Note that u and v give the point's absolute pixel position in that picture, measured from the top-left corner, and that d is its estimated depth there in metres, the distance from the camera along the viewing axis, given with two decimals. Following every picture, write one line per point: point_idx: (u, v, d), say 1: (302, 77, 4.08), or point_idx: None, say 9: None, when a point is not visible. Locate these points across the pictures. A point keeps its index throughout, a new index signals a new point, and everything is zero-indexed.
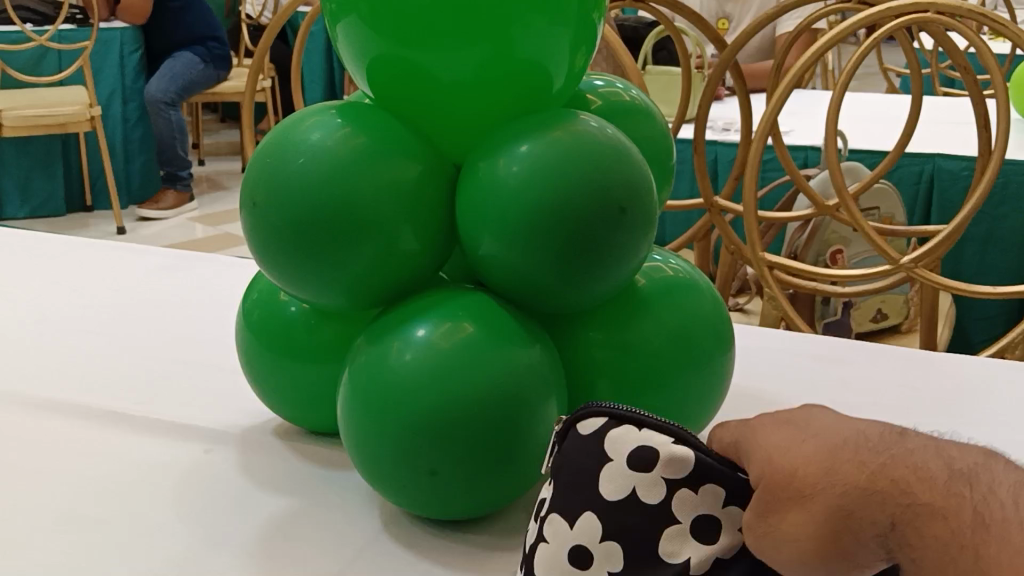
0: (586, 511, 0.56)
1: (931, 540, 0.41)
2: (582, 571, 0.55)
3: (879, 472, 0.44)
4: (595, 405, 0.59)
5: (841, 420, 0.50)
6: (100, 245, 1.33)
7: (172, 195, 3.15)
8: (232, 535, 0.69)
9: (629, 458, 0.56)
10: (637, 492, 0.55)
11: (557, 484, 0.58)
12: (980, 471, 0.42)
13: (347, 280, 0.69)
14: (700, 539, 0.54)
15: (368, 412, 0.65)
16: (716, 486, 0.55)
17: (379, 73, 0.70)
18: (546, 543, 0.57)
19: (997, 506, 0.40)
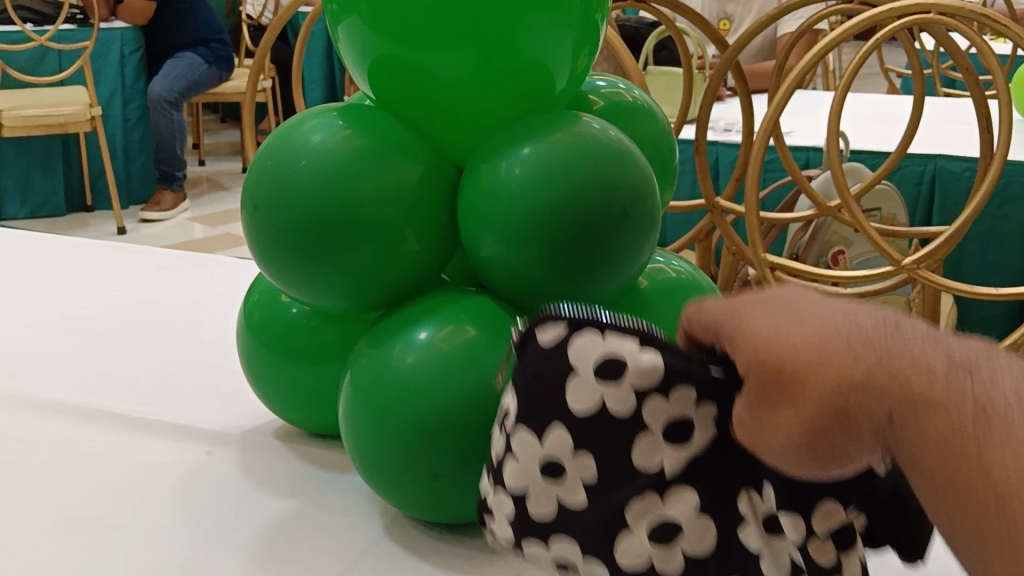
0: (555, 425, 0.49)
1: (940, 444, 0.32)
2: (555, 483, 0.50)
3: (877, 364, 0.35)
4: (553, 312, 0.51)
5: (825, 299, 0.39)
6: (101, 245, 1.33)
7: (172, 197, 3.14)
8: (232, 538, 0.68)
9: (595, 366, 0.48)
10: (606, 403, 0.48)
11: (518, 394, 0.51)
12: (984, 360, 0.33)
13: (348, 282, 0.69)
14: (671, 440, 0.48)
15: (369, 415, 0.65)
16: (688, 388, 0.48)
17: (380, 75, 0.70)
18: (514, 460, 0.51)
19: (1005, 399, 0.32)
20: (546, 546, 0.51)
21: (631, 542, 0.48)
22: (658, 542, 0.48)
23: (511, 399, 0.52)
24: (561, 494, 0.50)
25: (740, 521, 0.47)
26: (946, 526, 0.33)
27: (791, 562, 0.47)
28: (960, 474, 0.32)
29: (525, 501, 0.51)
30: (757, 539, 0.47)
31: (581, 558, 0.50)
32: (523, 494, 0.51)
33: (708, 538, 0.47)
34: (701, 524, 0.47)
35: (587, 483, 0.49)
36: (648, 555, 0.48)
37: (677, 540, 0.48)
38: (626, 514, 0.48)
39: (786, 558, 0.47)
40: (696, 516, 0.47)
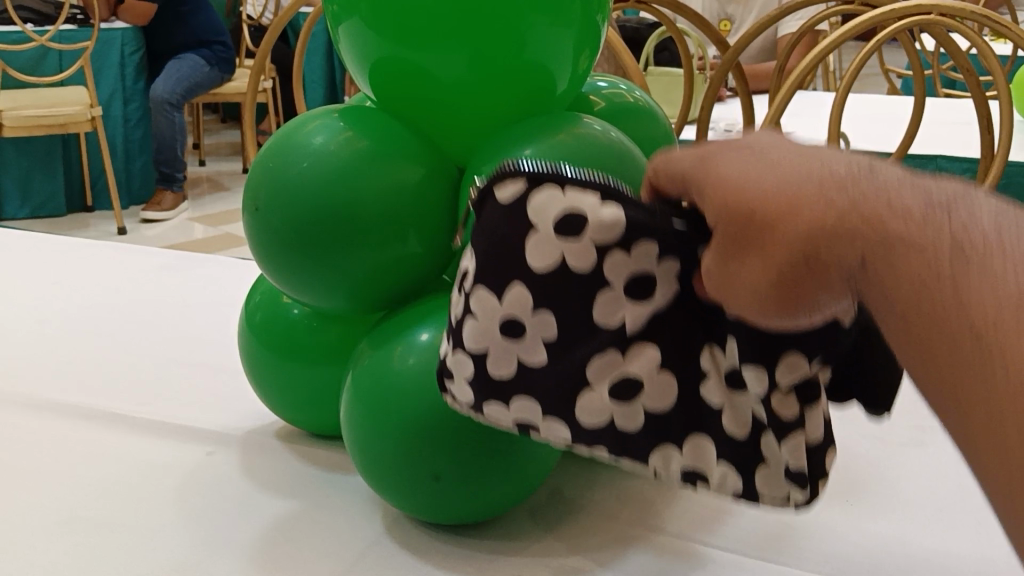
0: (514, 282, 0.52)
1: (909, 281, 0.35)
2: (514, 341, 0.54)
3: (850, 205, 0.37)
4: (512, 168, 0.52)
5: (800, 146, 0.41)
6: (102, 246, 1.33)
7: (172, 198, 3.13)
8: (232, 538, 0.68)
9: (556, 222, 0.51)
10: (566, 259, 0.51)
11: (477, 253, 0.53)
12: (960, 201, 0.36)
13: (348, 284, 0.69)
14: (631, 296, 0.51)
15: (370, 416, 0.65)
16: (650, 243, 0.50)
17: (381, 76, 0.70)
18: (472, 318, 0.54)
19: (978, 235, 0.35)
20: (505, 408, 0.55)
21: (592, 397, 0.53)
22: (617, 396, 0.53)
23: (468, 261, 0.55)
24: (520, 352, 0.54)
25: (704, 377, 0.53)
26: (909, 358, 0.36)
27: (752, 416, 0.53)
28: (930, 306, 0.35)
29: (484, 360, 0.54)
30: (718, 394, 0.53)
31: (541, 418, 0.54)
32: (483, 354, 0.54)
33: (669, 396, 0.53)
34: (663, 381, 0.53)
35: (548, 340, 0.53)
36: (609, 411, 0.53)
37: (639, 396, 0.53)
38: (589, 373, 0.53)
39: (748, 413, 0.53)
40: (658, 372, 0.52)
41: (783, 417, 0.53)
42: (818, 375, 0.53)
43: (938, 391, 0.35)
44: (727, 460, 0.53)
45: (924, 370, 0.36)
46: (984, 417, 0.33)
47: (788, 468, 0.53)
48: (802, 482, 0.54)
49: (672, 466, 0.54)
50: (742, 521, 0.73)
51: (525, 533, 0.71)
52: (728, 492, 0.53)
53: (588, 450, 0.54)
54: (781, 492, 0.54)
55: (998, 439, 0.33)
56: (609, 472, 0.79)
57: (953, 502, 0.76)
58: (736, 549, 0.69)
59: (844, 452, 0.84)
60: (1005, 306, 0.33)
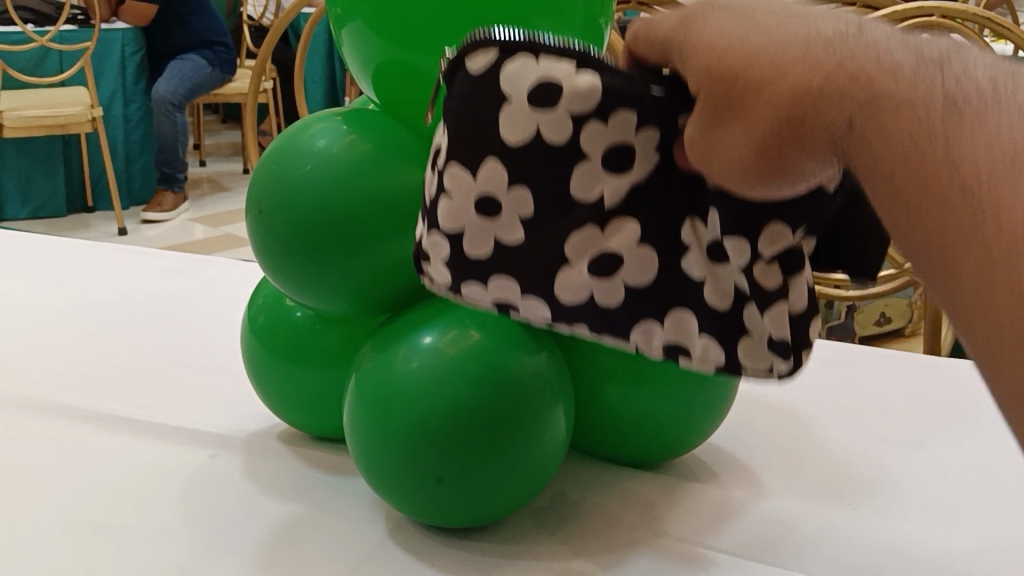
0: (490, 159, 0.54)
1: (896, 137, 0.38)
2: (489, 220, 0.56)
3: (837, 65, 0.40)
4: (482, 37, 0.53)
5: (793, 11, 0.44)
6: (104, 248, 1.33)
7: (172, 198, 3.13)
8: (237, 541, 0.68)
9: (529, 92, 0.52)
10: (541, 133, 0.53)
11: (451, 127, 0.55)
12: (947, 58, 0.39)
13: (352, 288, 0.69)
14: (608, 168, 0.53)
15: (374, 420, 0.65)
16: (629, 112, 0.52)
17: (384, 79, 0.70)
18: (448, 197, 0.56)
19: (964, 87, 0.38)
20: (484, 288, 0.57)
21: (571, 273, 0.55)
22: (595, 271, 0.55)
23: (444, 136, 0.57)
24: (498, 231, 0.56)
25: (684, 250, 0.55)
26: (889, 213, 0.40)
27: (734, 288, 0.56)
28: (912, 160, 0.38)
29: (461, 239, 0.57)
30: (700, 267, 0.55)
31: (520, 297, 0.56)
32: (459, 233, 0.57)
33: (649, 271, 0.55)
34: (642, 256, 0.55)
35: (524, 218, 0.55)
36: (589, 286, 0.55)
37: (617, 271, 0.55)
38: (568, 249, 0.55)
39: (730, 284, 0.56)
40: (637, 246, 0.54)
41: (764, 288, 0.57)
42: (800, 246, 0.58)
43: (915, 243, 0.38)
44: (708, 333, 0.56)
45: (904, 224, 0.39)
46: (958, 250, 0.36)
47: (769, 338, 0.58)
48: (784, 351, 0.59)
49: (653, 341, 0.56)
50: (746, 524, 0.73)
51: (528, 536, 0.71)
52: (710, 365, 0.56)
53: (569, 327, 0.56)
54: (764, 363, 0.58)
55: (975, 277, 0.36)
56: (613, 475, 0.79)
57: (958, 504, 0.76)
58: (740, 552, 0.69)
59: (848, 455, 0.84)
60: (994, 157, 0.36)
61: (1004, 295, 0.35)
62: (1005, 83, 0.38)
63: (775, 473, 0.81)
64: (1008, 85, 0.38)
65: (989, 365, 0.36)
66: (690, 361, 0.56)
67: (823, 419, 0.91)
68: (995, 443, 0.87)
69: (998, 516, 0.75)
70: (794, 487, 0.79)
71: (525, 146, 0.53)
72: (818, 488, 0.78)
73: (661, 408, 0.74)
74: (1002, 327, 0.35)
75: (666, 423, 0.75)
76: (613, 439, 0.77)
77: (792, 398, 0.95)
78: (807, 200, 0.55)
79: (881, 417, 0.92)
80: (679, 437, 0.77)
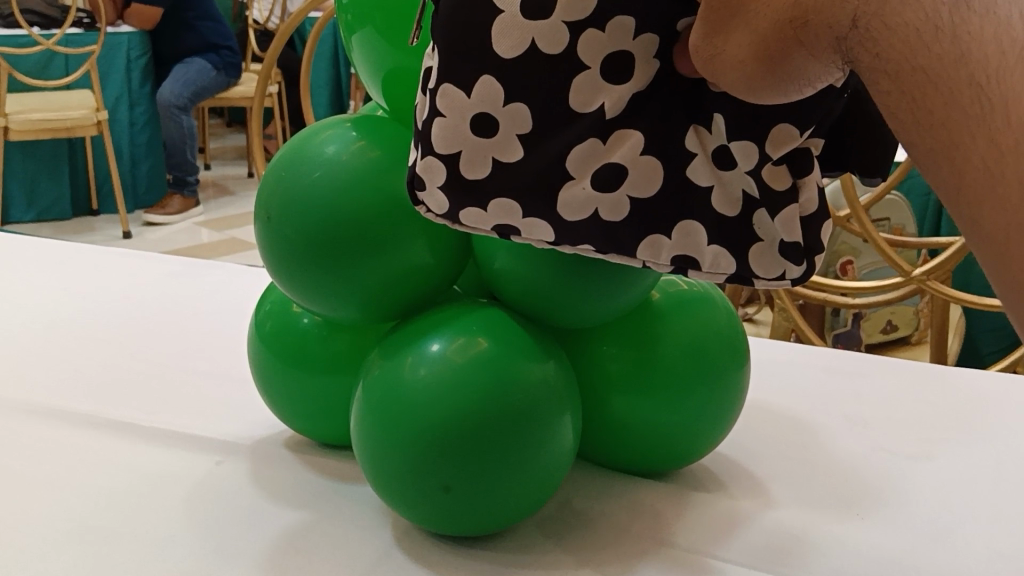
0: (484, 75, 0.55)
1: (906, 31, 0.37)
2: (486, 137, 0.56)
3: None
4: None
5: None
6: (111, 253, 1.33)
7: (178, 200, 3.15)
8: (244, 550, 0.68)
9: (523, 4, 0.53)
10: (538, 45, 0.53)
11: (442, 50, 0.56)
12: None
13: (360, 296, 0.68)
14: (609, 79, 0.54)
15: (381, 427, 0.65)
16: (626, 18, 0.53)
17: (393, 86, 0.70)
18: (442, 118, 0.56)
19: None
20: (484, 212, 0.57)
21: (574, 188, 0.56)
22: (598, 184, 0.55)
23: (433, 59, 0.57)
24: (495, 151, 0.56)
25: (693, 157, 0.56)
26: (891, 110, 0.38)
27: (742, 194, 0.57)
28: (918, 57, 0.36)
29: (458, 160, 0.57)
30: (708, 174, 0.56)
31: (521, 218, 0.57)
32: (456, 154, 0.57)
33: (654, 182, 0.55)
34: (647, 166, 0.55)
35: (522, 135, 0.55)
36: (593, 201, 0.56)
37: (621, 185, 0.55)
38: (570, 163, 0.55)
39: (739, 190, 0.57)
40: (641, 157, 0.55)
41: (774, 190, 0.58)
42: (810, 147, 0.60)
43: (918, 141, 0.38)
44: (716, 242, 0.57)
45: (908, 120, 0.38)
46: (973, 153, 0.36)
47: (782, 243, 0.58)
48: (796, 258, 0.58)
49: (662, 254, 0.57)
50: (754, 534, 0.72)
51: (534, 546, 0.70)
52: (720, 274, 0.57)
53: (572, 246, 0.57)
54: (776, 269, 0.58)
55: (985, 176, 0.36)
56: (618, 484, 0.79)
57: (966, 515, 0.76)
58: (749, 564, 0.68)
59: (855, 465, 0.84)
60: (1005, 52, 0.35)
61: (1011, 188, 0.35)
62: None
63: (783, 483, 0.81)
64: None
65: (1003, 257, 0.36)
66: (701, 273, 0.57)
67: (831, 428, 0.91)
68: (1004, 452, 0.87)
69: (1006, 528, 0.75)
70: (803, 498, 0.78)
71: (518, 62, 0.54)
72: (828, 498, 0.78)
73: (668, 419, 0.74)
74: (1002, 223, 0.35)
75: (672, 433, 0.75)
76: (619, 449, 0.77)
77: (799, 407, 0.95)
78: (815, 100, 0.56)
79: (888, 427, 0.91)
80: (685, 447, 0.76)
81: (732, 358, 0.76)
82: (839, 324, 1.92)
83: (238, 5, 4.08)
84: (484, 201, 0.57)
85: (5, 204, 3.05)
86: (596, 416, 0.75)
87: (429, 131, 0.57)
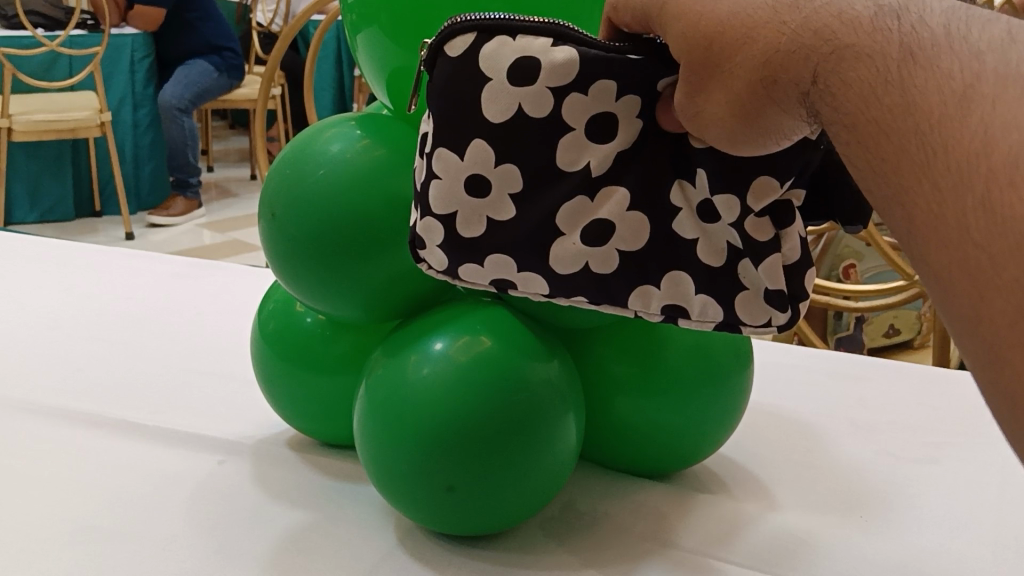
0: (476, 139, 0.58)
1: (856, 84, 0.38)
2: (481, 198, 0.59)
3: (802, 25, 0.41)
4: (457, 24, 0.57)
5: None
6: (115, 253, 1.33)
7: (183, 203, 3.16)
8: (246, 548, 0.68)
9: (508, 72, 0.56)
10: (525, 108, 0.56)
11: (435, 114, 0.59)
12: (909, 4, 0.39)
13: (363, 294, 0.68)
14: (593, 139, 0.56)
15: (385, 425, 0.65)
16: (608, 82, 0.55)
17: (400, 83, 0.71)
18: (439, 179, 0.59)
19: (926, 34, 0.38)
20: (480, 267, 0.61)
21: (564, 243, 0.58)
22: (587, 240, 0.58)
23: (428, 123, 0.60)
24: (488, 211, 0.59)
25: (677, 212, 0.56)
26: (851, 161, 0.40)
27: (727, 245, 0.56)
28: (871, 109, 0.38)
29: (454, 219, 0.60)
30: (692, 227, 0.57)
31: (516, 273, 0.60)
32: (453, 213, 0.60)
33: (641, 236, 0.57)
34: (633, 222, 0.57)
35: (512, 194, 0.58)
36: (584, 256, 0.58)
37: (609, 238, 0.57)
38: (558, 221, 0.58)
39: (723, 241, 0.56)
40: (627, 212, 0.57)
41: (756, 240, 0.56)
42: (789, 198, 0.57)
43: (878, 192, 0.38)
44: (704, 291, 0.57)
45: (866, 169, 0.39)
46: (922, 203, 0.36)
47: (766, 290, 0.57)
48: (783, 304, 0.57)
49: (652, 305, 0.58)
50: (755, 536, 0.72)
51: (536, 545, 0.70)
52: (708, 322, 0.57)
53: (566, 298, 0.60)
54: (761, 316, 0.57)
55: (931, 221, 0.35)
56: (622, 485, 0.79)
57: (969, 520, 0.75)
58: (751, 566, 0.68)
59: (858, 468, 0.83)
60: (947, 99, 0.35)
61: (964, 216, 0.34)
62: (962, 22, 0.38)
63: (787, 487, 0.80)
64: (964, 25, 0.38)
65: (948, 296, 0.35)
66: (690, 322, 0.58)
67: (835, 432, 0.90)
68: (1006, 455, 0.86)
69: (1011, 533, 0.74)
70: (805, 500, 0.78)
71: (508, 122, 0.57)
72: (829, 501, 0.78)
73: (667, 421, 0.74)
74: (947, 262, 0.35)
75: (673, 433, 0.75)
76: (621, 449, 0.77)
77: (800, 410, 0.95)
78: (791, 152, 0.54)
79: (890, 430, 0.91)
80: (689, 447, 0.76)
81: (737, 359, 0.76)
82: (842, 327, 1.92)
83: (241, 9, 4.08)
84: (489, 206, 0.59)
85: (8, 205, 3.05)
86: (601, 416, 0.75)
87: (427, 192, 0.60)
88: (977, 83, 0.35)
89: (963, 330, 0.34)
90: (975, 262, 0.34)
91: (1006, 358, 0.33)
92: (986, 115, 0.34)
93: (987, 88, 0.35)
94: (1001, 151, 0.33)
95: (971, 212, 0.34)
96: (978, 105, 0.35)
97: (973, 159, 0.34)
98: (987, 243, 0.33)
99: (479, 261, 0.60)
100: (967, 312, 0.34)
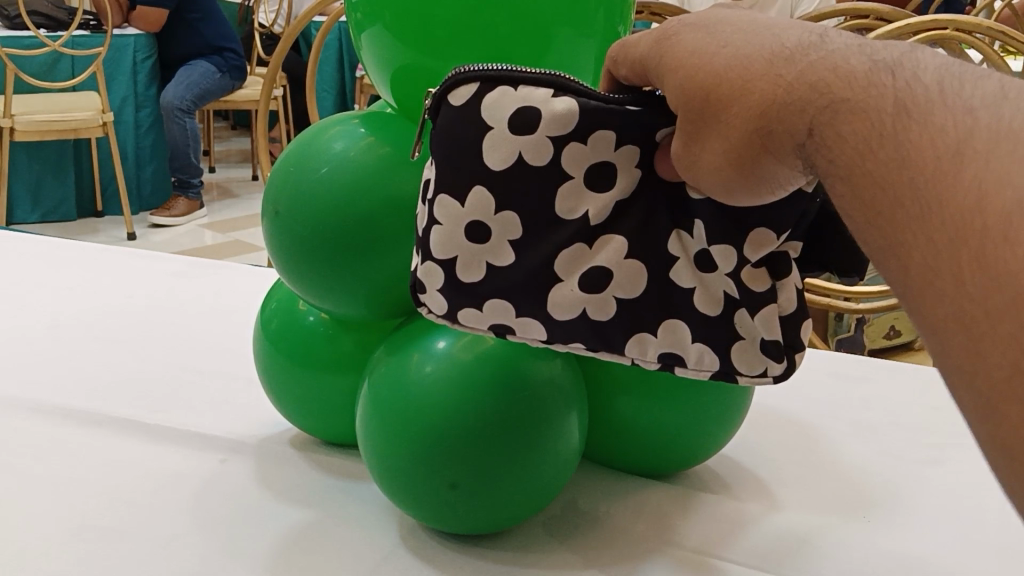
0: (477, 186, 0.56)
1: (850, 139, 0.39)
2: (480, 244, 0.57)
3: (798, 77, 0.41)
4: (461, 72, 0.56)
5: (755, 22, 0.46)
6: (117, 252, 1.33)
7: (183, 203, 3.15)
8: (249, 547, 0.68)
9: (511, 122, 0.55)
10: (525, 157, 0.55)
11: (438, 163, 0.57)
12: (904, 61, 0.40)
13: (367, 291, 0.69)
14: (593, 188, 0.56)
15: (389, 423, 0.65)
16: (607, 132, 0.55)
17: (404, 81, 0.71)
18: (439, 225, 0.58)
19: (919, 90, 0.38)
20: (480, 311, 0.58)
21: (562, 289, 0.57)
22: (586, 286, 0.56)
23: (432, 170, 0.59)
24: (488, 256, 0.57)
25: (675, 261, 0.56)
26: (845, 211, 0.40)
27: (724, 294, 0.56)
28: (866, 162, 0.38)
29: (454, 265, 0.58)
30: (690, 276, 0.56)
31: (514, 317, 0.58)
32: (453, 259, 0.58)
33: (639, 284, 0.56)
34: (631, 269, 0.56)
35: (512, 240, 0.57)
36: (582, 302, 0.56)
37: (607, 286, 0.56)
38: (557, 267, 0.57)
39: (720, 291, 0.56)
40: (625, 260, 0.56)
41: (752, 290, 0.56)
42: (788, 249, 0.56)
43: (874, 243, 0.38)
44: (701, 339, 0.56)
45: (859, 220, 0.39)
46: (919, 254, 0.36)
47: (762, 341, 0.57)
48: (778, 354, 0.57)
49: (648, 351, 0.57)
50: (756, 535, 0.72)
51: (538, 544, 0.70)
52: (704, 371, 0.57)
53: (564, 343, 0.58)
54: (757, 365, 0.56)
55: (924, 268, 0.36)
56: (626, 484, 0.79)
57: (971, 520, 0.75)
58: (751, 565, 0.68)
59: (859, 469, 0.83)
60: (941, 155, 0.36)
61: (960, 266, 0.34)
62: (954, 79, 0.38)
63: (788, 487, 0.80)
64: (956, 82, 0.38)
65: (940, 336, 0.35)
66: (687, 370, 0.57)
67: (837, 433, 0.90)
68: None
69: (1012, 533, 0.74)
70: (808, 500, 0.78)
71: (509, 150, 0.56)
72: (831, 501, 0.78)
73: (670, 428, 0.74)
74: (943, 304, 0.35)
75: (673, 436, 0.75)
76: (624, 449, 0.77)
77: (805, 412, 0.94)
78: (789, 204, 0.53)
79: (893, 432, 0.91)
80: (689, 449, 0.76)
81: None
82: (843, 328, 1.93)
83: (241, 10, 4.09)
84: (489, 254, 0.57)
85: (10, 204, 3.05)
86: (604, 415, 0.75)
87: (428, 237, 0.58)
88: (970, 139, 0.35)
89: (955, 372, 0.34)
90: (969, 313, 0.34)
91: (1000, 408, 0.33)
92: (980, 171, 0.34)
93: (979, 143, 0.35)
94: (995, 206, 0.33)
95: (967, 264, 0.34)
96: (972, 160, 0.35)
97: (968, 213, 0.34)
98: (980, 294, 0.33)
99: (478, 305, 0.58)
100: (960, 350, 0.34)
